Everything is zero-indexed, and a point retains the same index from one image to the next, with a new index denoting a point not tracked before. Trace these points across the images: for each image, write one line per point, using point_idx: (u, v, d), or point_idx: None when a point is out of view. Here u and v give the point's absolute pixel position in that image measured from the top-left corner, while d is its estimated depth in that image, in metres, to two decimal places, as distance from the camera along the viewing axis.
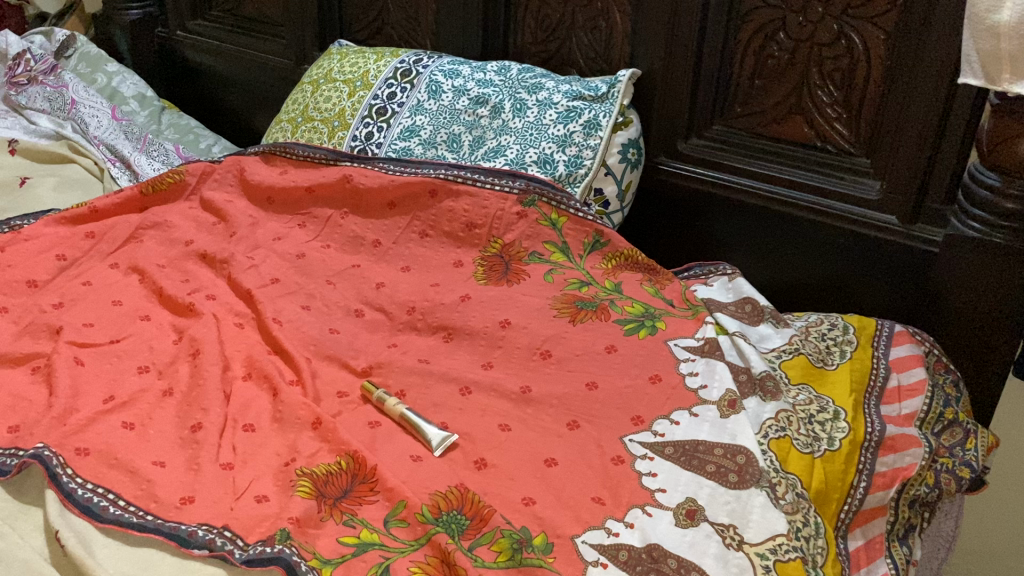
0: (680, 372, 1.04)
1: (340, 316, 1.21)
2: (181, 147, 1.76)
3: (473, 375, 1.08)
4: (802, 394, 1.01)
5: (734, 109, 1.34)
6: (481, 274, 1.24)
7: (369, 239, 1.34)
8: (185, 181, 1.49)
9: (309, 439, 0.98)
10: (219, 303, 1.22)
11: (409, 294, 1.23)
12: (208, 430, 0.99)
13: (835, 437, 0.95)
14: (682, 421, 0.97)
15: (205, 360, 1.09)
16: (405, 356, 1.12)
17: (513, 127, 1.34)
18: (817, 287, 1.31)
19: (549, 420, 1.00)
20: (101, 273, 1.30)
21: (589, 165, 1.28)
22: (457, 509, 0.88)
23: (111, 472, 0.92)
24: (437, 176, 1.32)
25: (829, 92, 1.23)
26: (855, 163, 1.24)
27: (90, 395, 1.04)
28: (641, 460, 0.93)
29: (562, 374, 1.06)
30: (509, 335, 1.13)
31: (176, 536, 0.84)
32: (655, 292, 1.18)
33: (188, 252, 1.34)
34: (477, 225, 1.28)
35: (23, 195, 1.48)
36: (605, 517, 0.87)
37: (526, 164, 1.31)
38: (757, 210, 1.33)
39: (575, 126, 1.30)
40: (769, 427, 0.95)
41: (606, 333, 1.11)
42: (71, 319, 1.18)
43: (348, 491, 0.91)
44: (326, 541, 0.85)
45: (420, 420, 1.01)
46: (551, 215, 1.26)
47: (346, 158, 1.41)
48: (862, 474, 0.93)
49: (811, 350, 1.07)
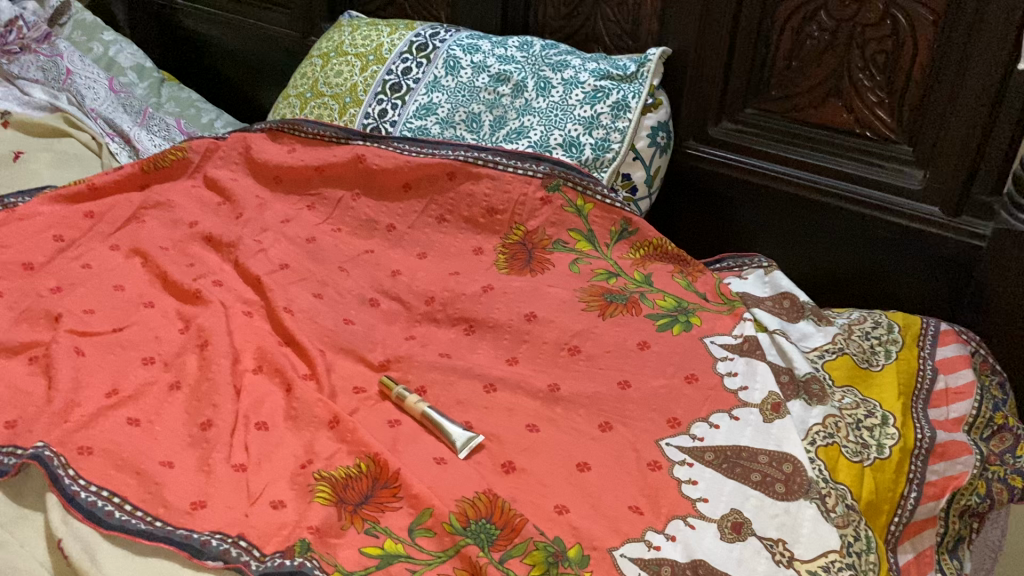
0: (719, 373, 0.98)
1: (354, 306, 1.15)
2: (182, 123, 1.69)
3: (498, 372, 1.02)
4: (848, 397, 0.96)
5: (769, 91, 1.27)
6: (503, 262, 1.19)
7: (383, 223, 1.28)
8: (188, 158, 1.42)
9: (326, 439, 0.93)
10: (227, 290, 1.16)
11: (428, 283, 1.17)
12: (219, 428, 0.93)
13: (885, 444, 0.90)
14: (723, 424, 0.92)
15: (215, 352, 1.03)
16: (425, 350, 1.07)
17: (537, 107, 1.27)
18: (854, 279, 1.26)
19: (582, 422, 0.95)
20: (102, 255, 1.23)
21: (617, 148, 1.22)
22: (486, 518, 0.83)
23: (116, 474, 0.87)
24: (457, 157, 1.25)
25: (871, 76, 1.17)
26: (896, 151, 1.19)
27: (93, 388, 0.98)
28: (680, 466, 0.88)
29: (593, 371, 1.01)
30: (535, 329, 1.07)
31: (188, 546, 0.79)
32: (687, 285, 1.13)
33: (193, 235, 1.28)
34: (498, 210, 1.22)
35: (18, 170, 1.40)
36: (646, 529, 0.82)
37: (550, 147, 1.24)
38: (792, 199, 1.28)
39: (603, 108, 1.23)
40: (816, 433, 0.90)
41: (638, 329, 1.06)
42: (71, 305, 1.11)
43: (369, 497, 0.86)
44: (348, 552, 0.80)
45: (443, 420, 0.96)
46: (576, 201, 1.20)
47: (358, 136, 1.34)
48: (913, 484, 0.88)
49: (855, 350, 1.01)
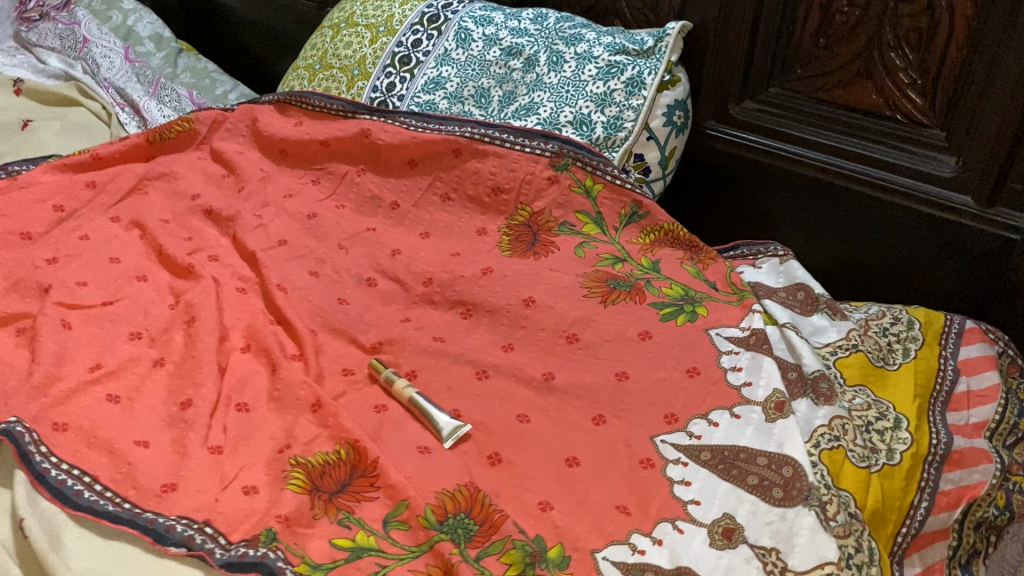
0: (722, 367, 0.93)
1: (351, 285, 1.12)
2: (195, 93, 1.63)
3: (492, 358, 0.98)
4: (859, 397, 0.89)
5: (795, 70, 1.20)
6: (506, 244, 1.14)
7: (387, 200, 1.24)
8: (195, 130, 1.39)
9: (307, 423, 0.90)
10: (222, 266, 1.13)
11: (427, 264, 1.13)
12: (198, 408, 0.90)
13: (895, 449, 0.84)
14: (722, 423, 0.87)
15: (202, 329, 1.00)
16: (418, 333, 1.03)
17: (548, 82, 1.21)
18: (878, 271, 1.19)
19: (575, 414, 0.91)
20: (101, 227, 1.21)
21: (630, 127, 1.16)
22: (464, 512, 0.80)
23: (89, 452, 0.84)
24: (463, 134, 1.21)
25: (903, 55, 1.10)
26: (928, 135, 1.11)
27: (76, 362, 0.95)
28: (673, 466, 0.83)
29: (590, 361, 0.96)
30: (533, 315, 1.02)
31: (153, 531, 0.76)
32: (696, 273, 1.07)
33: (194, 208, 1.25)
34: (504, 189, 1.18)
35: (24, 138, 1.39)
36: (631, 531, 0.78)
37: (560, 124, 1.19)
38: (814, 184, 1.21)
39: (617, 84, 1.17)
40: (821, 436, 0.83)
41: (640, 317, 1.00)
42: (64, 277, 1.09)
43: (346, 486, 0.83)
44: (318, 542, 0.77)
45: (432, 407, 0.92)
46: (585, 181, 1.15)
47: (364, 110, 1.30)
48: (924, 493, 0.83)
49: (870, 348, 0.95)
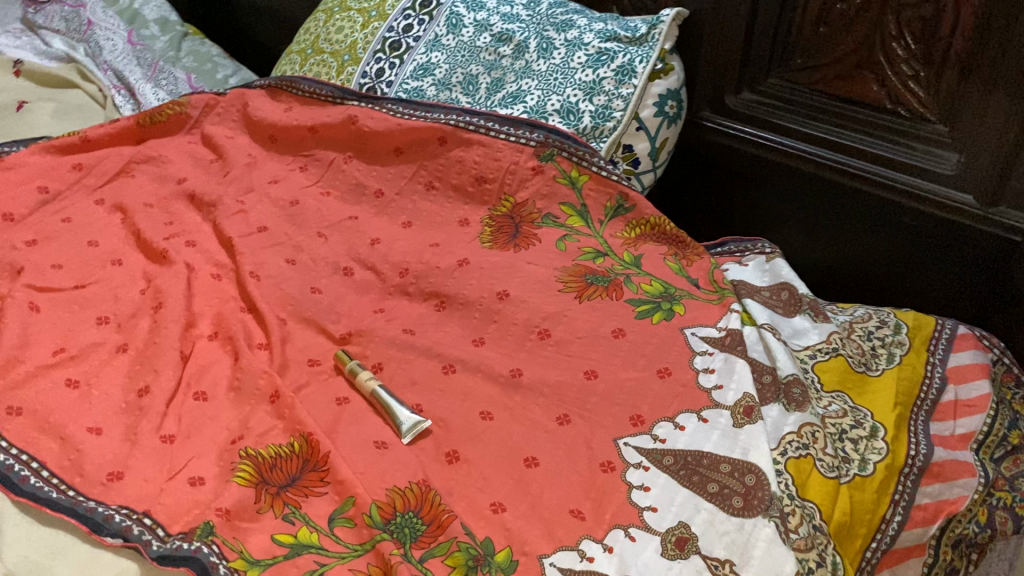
0: (694, 368, 0.89)
1: (326, 275, 1.09)
2: (193, 77, 1.62)
3: (460, 352, 0.95)
4: (836, 403, 0.85)
5: (794, 60, 1.14)
6: (487, 236, 1.11)
7: (371, 188, 1.22)
8: (186, 113, 1.38)
9: (264, 414, 0.88)
10: (198, 251, 1.11)
11: (404, 253, 1.10)
12: (155, 396, 0.89)
13: (869, 460, 0.80)
14: (689, 426, 0.83)
15: (168, 315, 0.99)
16: (389, 325, 1.01)
17: (537, 70, 1.17)
18: (878, 272, 1.15)
19: (539, 413, 0.87)
20: (84, 210, 1.20)
21: (619, 117, 1.12)
22: (413, 511, 0.78)
23: (40, 438, 0.83)
24: (448, 122, 1.17)
25: (906, 45, 1.03)
26: (931, 130, 1.05)
27: (39, 346, 0.94)
28: (634, 470, 0.80)
29: (560, 359, 0.93)
30: (506, 309, 0.99)
31: (91, 520, 0.74)
32: (678, 270, 1.03)
33: (178, 192, 1.24)
34: (487, 179, 1.15)
35: (17, 119, 1.39)
36: (582, 537, 0.74)
37: (546, 113, 1.15)
38: (812, 179, 1.16)
39: (606, 72, 1.13)
40: (789, 443, 0.79)
41: (615, 314, 0.97)
42: (40, 259, 1.09)
43: (295, 480, 0.80)
44: (260, 537, 0.75)
45: (393, 401, 0.89)
46: (570, 171, 1.11)
47: (353, 96, 1.28)
48: (899, 507, 0.78)
49: (852, 352, 0.90)
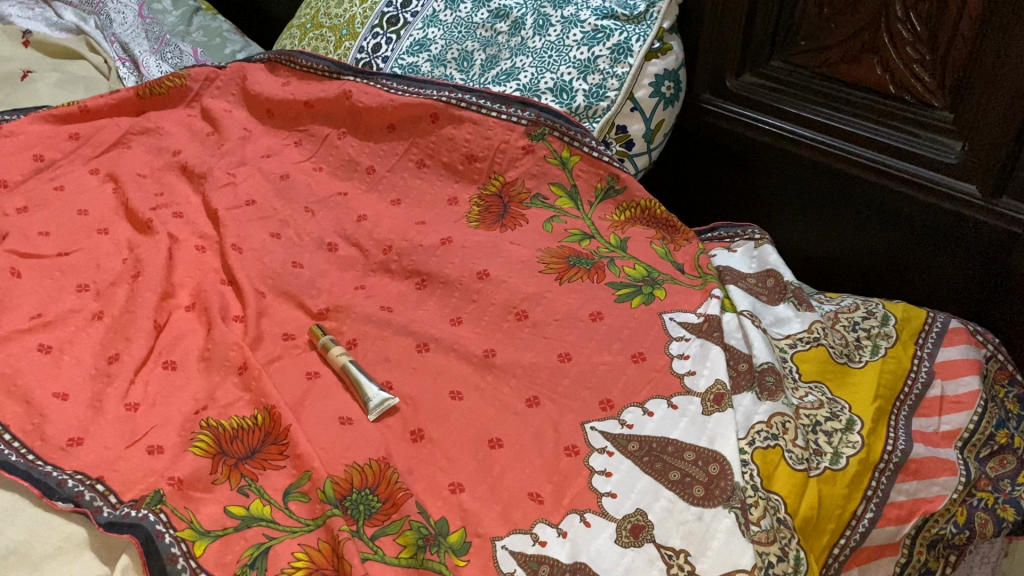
0: (669, 354, 0.86)
1: (310, 250, 1.08)
2: (199, 51, 1.61)
3: (436, 331, 0.94)
4: (813, 394, 0.82)
5: (797, 42, 1.10)
6: (474, 215, 1.09)
7: (364, 164, 1.21)
8: (186, 86, 1.38)
9: (231, 385, 0.87)
10: (184, 223, 1.11)
11: (390, 231, 1.09)
12: (124, 364, 0.89)
13: (842, 453, 0.77)
14: (657, 412, 0.80)
15: (145, 283, 0.98)
16: (367, 302, 0.99)
17: (532, 47, 1.15)
18: (879, 266, 1.11)
19: (508, 394, 0.85)
20: (78, 179, 1.20)
21: (613, 97, 1.10)
22: (370, 488, 0.76)
23: (6, 401, 0.83)
24: (440, 98, 1.15)
25: (911, 27, 0.98)
26: (935, 117, 0.99)
27: (16, 311, 0.95)
28: (598, 455, 0.77)
29: (535, 341, 0.91)
30: (485, 289, 0.97)
31: (43, 484, 0.74)
32: (664, 254, 1.01)
33: (171, 164, 1.24)
34: (477, 157, 1.13)
35: (21, 88, 1.40)
36: (537, 520, 0.73)
37: (539, 91, 1.13)
38: (814, 165, 1.12)
39: (602, 50, 1.10)
40: (758, 432, 0.77)
41: (594, 297, 0.94)
42: (27, 226, 1.09)
43: (255, 452, 0.80)
44: (212, 508, 0.74)
45: (362, 376, 0.88)
46: (561, 151, 1.09)
47: (349, 71, 1.27)
48: (871, 503, 0.76)
49: (834, 343, 0.87)
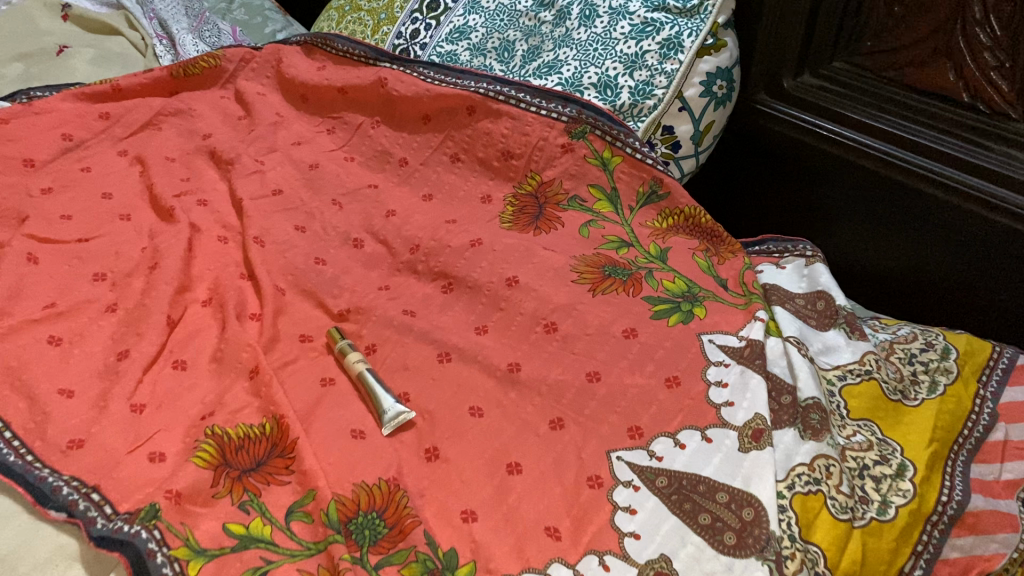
0: (706, 380, 0.80)
1: (336, 245, 1.04)
2: (239, 30, 1.58)
3: (459, 339, 0.88)
4: (861, 434, 0.75)
5: (864, 41, 1.04)
6: (508, 215, 1.03)
7: (396, 156, 1.16)
8: (221, 67, 1.36)
9: (242, 390, 0.83)
10: (208, 211, 1.07)
11: (418, 228, 1.03)
12: (134, 361, 0.85)
13: (890, 502, 0.70)
14: (690, 445, 0.74)
15: (161, 275, 0.95)
16: (390, 304, 0.95)
17: (576, 39, 1.08)
18: (944, 283, 1.01)
19: (531, 413, 0.80)
20: (106, 160, 1.17)
21: (661, 95, 1.02)
22: (377, 511, 0.72)
23: (10, 396, 0.80)
24: (478, 90, 1.10)
25: (990, 31, 0.90)
26: (1011, 129, 0.91)
27: (29, 299, 0.92)
28: (622, 489, 0.72)
29: (563, 356, 0.85)
30: (513, 297, 0.91)
31: (38, 490, 0.71)
32: (707, 268, 0.94)
33: (201, 148, 1.20)
34: (514, 154, 1.07)
35: (57, 64, 1.38)
36: (552, 559, 0.67)
37: (582, 86, 1.06)
38: (873, 176, 1.03)
39: (651, 44, 1.03)
40: (799, 476, 0.70)
41: (629, 312, 0.88)
42: (50, 209, 1.06)
43: (260, 465, 0.76)
44: (210, 524, 0.70)
45: (378, 387, 0.83)
46: (603, 152, 1.03)
47: (385, 57, 1.23)
48: (921, 559, 0.68)
49: (888, 378, 0.80)
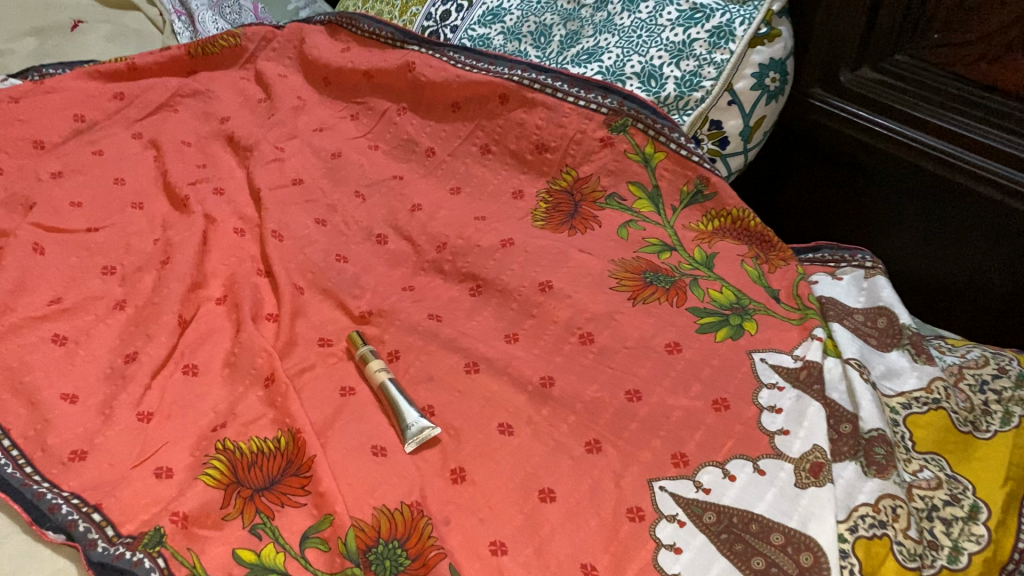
0: (758, 404, 0.74)
1: (357, 242, 0.98)
2: (261, 8, 1.51)
3: (488, 349, 0.82)
4: (928, 470, 0.68)
5: (931, 34, 0.97)
6: (541, 213, 0.97)
7: (423, 146, 1.09)
8: (241, 46, 1.30)
9: (255, 400, 0.78)
10: (224, 200, 1.01)
11: (445, 225, 0.97)
12: (142, 364, 0.80)
13: (962, 549, 0.64)
14: (740, 477, 0.68)
15: (173, 271, 0.89)
16: (414, 306, 0.88)
17: (619, 24, 1.01)
18: (1008, 298, 0.93)
19: (565, 433, 0.74)
20: (119, 143, 1.11)
21: (709, 87, 0.95)
22: (399, 540, 0.66)
23: (10, 401, 0.75)
24: (512, 77, 1.03)
25: None
26: None
27: (34, 294, 0.86)
28: (665, 523, 0.66)
29: (600, 371, 0.79)
30: (547, 304, 0.85)
31: (34, 508, 0.65)
32: (757, 277, 0.87)
33: (218, 132, 1.14)
34: (549, 147, 1.00)
35: (71, 40, 1.32)
36: None
37: (624, 76, 0.99)
38: (935, 181, 0.95)
39: (699, 33, 0.95)
40: (861, 517, 0.64)
41: (672, 325, 0.82)
42: (59, 194, 1.01)
43: (274, 483, 0.70)
44: (219, 550, 0.64)
45: (401, 399, 0.77)
46: (645, 147, 0.96)
47: (414, 40, 1.17)
48: None
49: (957, 408, 0.73)
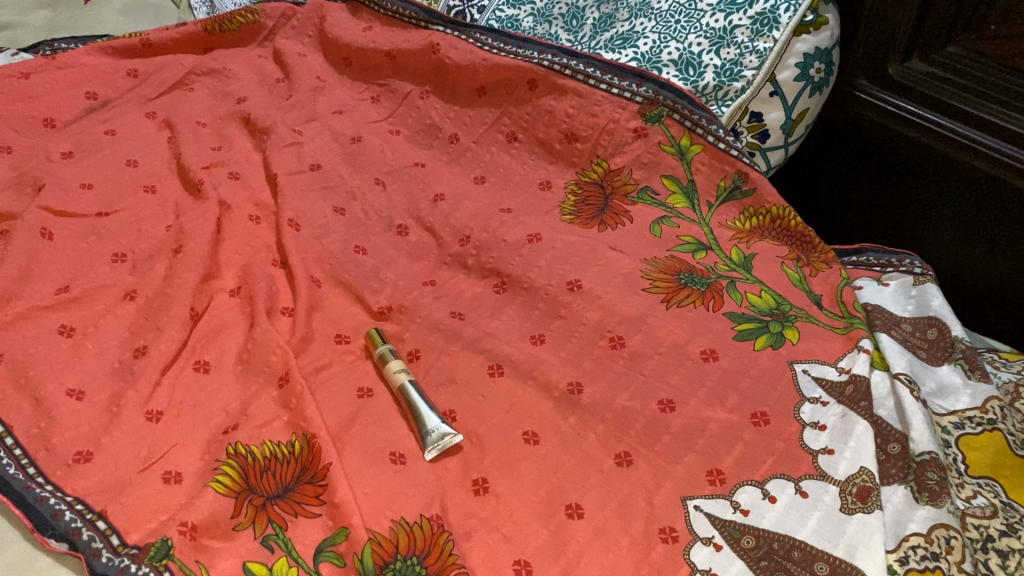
0: (800, 420, 0.70)
1: (377, 232, 0.94)
2: None
3: (512, 350, 0.78)
4: (982, 496, 0.65)
5: (988, 26, 0.89)
6: (569, 207, 0.93)
7: (447, 131, 1.05)
8: (260, 23, 1.25)
9: (269, 401, 0.74)
10: (239, 184, 0.97)
11: (469, 217, 0.93)
12: (151, 359, 0.76)
13: None
14: (781, 499, 0.65)
15: (185, 260, 0.85)
16: (436, 303, 0.85)
17: (655, 7, 0.96)
18: None
19: (594, 444, 0.70)
20: (132, 121, 1.07)
21: (751, 77, 0.90)
22: (418, 557, 0.62)
23: (13, 396, 0.71)
24: (541, 62, 0.98)
25: None
26: None
27: (41, 282, 0.83)
28: (701, 546, 0.62)
29: (631, 378, 0.74)
30: (575, 304, 0.81)
31: (36, 514, 0.62)
32: (798, 281, 0.83)
33: (234, 113, 1.10)
34: (579, 137, 0.96)
35: (85, 12, 1.29)
36: None
37: (661, 63, 0.94)
38: (986, 181, 0.90)
39: (741, 18, 0.90)
40: (912, 549, 0.60)
41: (707, 330, 0.77)
42: (69, 176, 0.97)
43: (288, 491, 0.67)
44: (229, 563, 0.61)
45: (420, 402, 0.73)
46: (681, 140, 0.91)
47: (438, 20, 1.13)
48: None
49: (1013, 429, 0.70)
